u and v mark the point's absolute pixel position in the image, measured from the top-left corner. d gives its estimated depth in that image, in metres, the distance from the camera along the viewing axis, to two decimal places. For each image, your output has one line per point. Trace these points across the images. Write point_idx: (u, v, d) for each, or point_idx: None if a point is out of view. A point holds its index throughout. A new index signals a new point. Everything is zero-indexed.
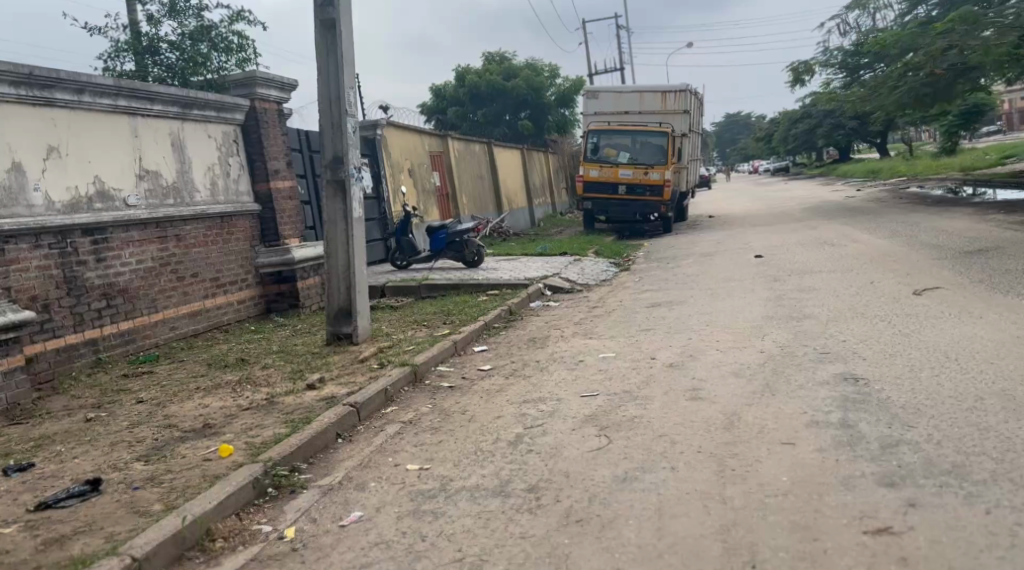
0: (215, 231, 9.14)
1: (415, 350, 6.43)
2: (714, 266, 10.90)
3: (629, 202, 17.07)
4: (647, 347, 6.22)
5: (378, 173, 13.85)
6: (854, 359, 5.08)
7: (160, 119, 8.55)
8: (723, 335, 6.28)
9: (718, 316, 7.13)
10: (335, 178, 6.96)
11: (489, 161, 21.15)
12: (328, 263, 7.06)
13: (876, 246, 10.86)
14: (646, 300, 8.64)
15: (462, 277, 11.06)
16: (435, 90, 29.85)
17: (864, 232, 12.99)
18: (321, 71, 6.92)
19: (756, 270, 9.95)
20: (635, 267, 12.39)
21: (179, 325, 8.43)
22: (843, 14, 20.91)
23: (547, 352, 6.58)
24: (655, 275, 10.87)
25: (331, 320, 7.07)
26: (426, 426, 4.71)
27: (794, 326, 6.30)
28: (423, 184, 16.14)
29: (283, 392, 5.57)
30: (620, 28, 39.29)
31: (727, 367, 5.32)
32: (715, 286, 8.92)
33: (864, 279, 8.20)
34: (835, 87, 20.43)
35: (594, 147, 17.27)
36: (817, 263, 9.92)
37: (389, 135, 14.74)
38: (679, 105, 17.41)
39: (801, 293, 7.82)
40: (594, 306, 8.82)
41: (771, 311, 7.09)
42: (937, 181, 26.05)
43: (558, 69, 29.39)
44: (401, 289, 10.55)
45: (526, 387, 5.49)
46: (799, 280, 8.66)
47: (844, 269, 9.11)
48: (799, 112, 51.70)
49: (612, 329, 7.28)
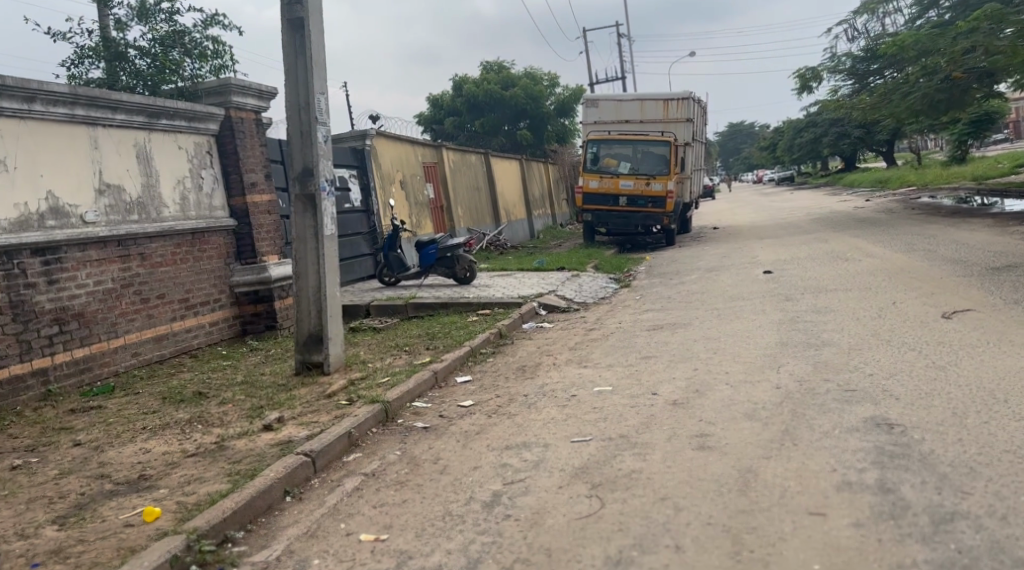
0: (185, 249, 8.53)
1: (389, 382, 5.78)
2: (719, 283, 10.26)
3: (630, 214, 16.46)
4: (648, 380, 5.58)
5: (366, 185, 13.26)
6: (885, 400, 4.44)
7: (124, 129, 7.94)
8: (733, 365, 5.64)
9: (725, 342, 6.49)
10: (305, 191, 6.34)
11: (486, 171, 20.59)
12: (297, 285, 6.41)
13: (892, 262, 10.23)
14: (646, 322, 8.00)
15: (452, 296, 10.44)
16: (433, 100, 29.37)
17: (877, 245, 12.38)
18: (290, 75, 6.32)
19: (765, 287, 9.32)
20: (637, 283, 11.78)
21: (142, 351, 7.81)
22: (851, 19, 20.31)
23: (536, 383, 5.95)
24: (657, 293, 10.24)
25: (300, 347, 6.42)
26: (391, 480, 4.06)
27: (812, 355, 5.66)
28: (416, 197, 15.58)
29: (235, 435, 4.94)
30: (622, 37, 38.73)
31: (739, 406, 4.68)
32: (723, 306, 8.28)
33: (884, 299, 7.57)
34: (843, 94, 19.84)
35: (594, 157, 16.68)
36: (831, 280, 9.28)
37: (381, 146, 14.18)
38: (681, 114, 16.79)
39: (817, 314, 7.19)
40: (590, 329, 8.18)
41: (784, 336, 6.44)
42: (948, 190, 25.41)
43: (558, 78, 28.87)
44: (387, 309, 9.92)
45: (508, 428, 4.84)
46: (813, 299, 8.02)
47: (860, 288, 8.47)
48: (804, 121, 51.05)
49: (609, 356, 6.64)
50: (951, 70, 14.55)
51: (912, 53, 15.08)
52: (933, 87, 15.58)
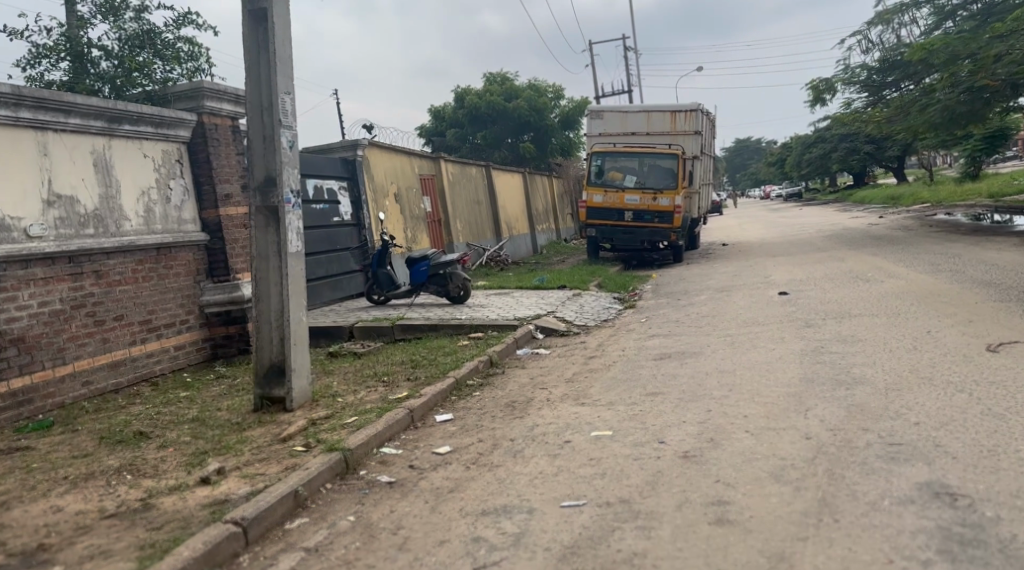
0: (148, 266, 7.82)
1: (355, 423, 5.01)
2: (731, 305, 9.50)
3: (636, 229, 15.69)
4: (654, 424, 4.79)
5: (356, 198, 12.56)
6: (941, 458, 3.66)
7: (79, 135, 7.24)
8: (754, 408, 4.85)
9: (743, 377, 5.70)
10: (267, 204, 5.61)
11: (487, 185, 19.90)
12: (258, 309, 5.67)
13: (918, 284, 9.47)
14: (652, 351, 7.22)
15: (443, 317, 9.70)
16: (434, 112, 28.81)
17: (900, 265, 11.60)
18: (252, 73, 5.62)
19: (782, 311, 8.54)
20: (642, 304, 11.02)
21: (94, 379, 7.09)
22: (865, 30, 19.57)
23: (526, 423, 5.17)
24: (664, 315, 9.46)
25: (259, 379, 5.67)
26: (338, 559, 3.31)
27: (845, 397, 4.87)
28: (412, 211, 14.89)
29: (165, 490, 4.20)
30: (627, 51, 38.05)
31: (763, 461, 3.92)
32: (736, 333, 7.50)
33: (917, 328, 6.80)
34: (858, 107, 19.11)
35: (598, 171, 15.98)
36: (853, 304, 8.51)
37: (374, 157, 13.49)
38: (689, 126, 16.08)
39: (844, 345, 6.41)
40: (590, 357, 7.39)
41: (810, 371, 5.65)
42: (964, 207, 24.64)
43: (562, 90, 28.24)
44: (372, 331, 9.16)
45: (487, 484, 4.07)
46: (836, 327, 7.26)
47: (887, 314, 7.70)
48: (812, 137, 50.28)
49: (609, 391, 5.86)
50: (980, 78, 13.84)
51: (940, 58, 14.39)
52: (953, 98, 14.84)
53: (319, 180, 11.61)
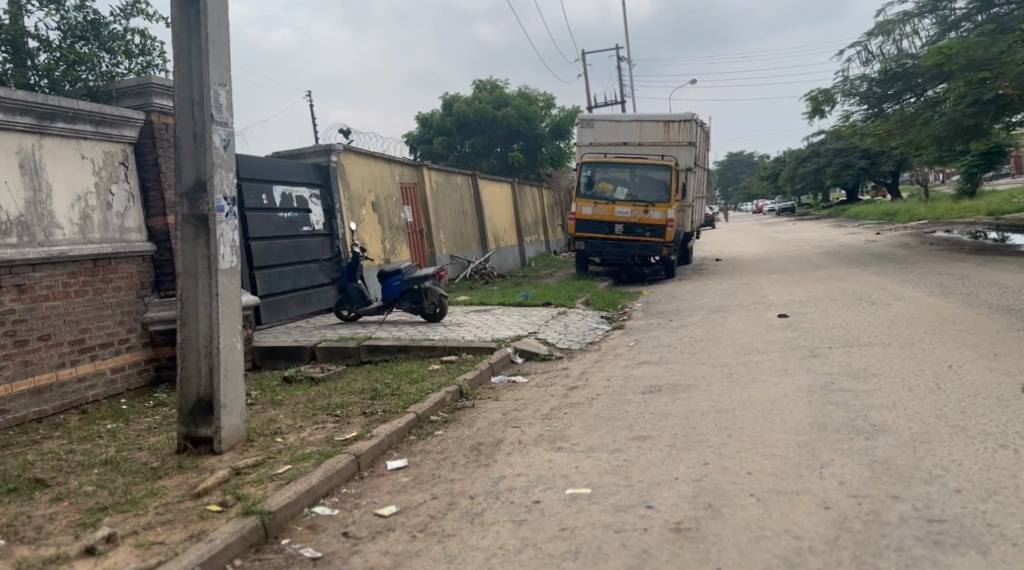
0: (83, 279, 7.04)
1: (288, 475, 4.25)
2: (728, 329, 8.79)
3: (626, 243, 14.98)
4: (641, 481, 4.02)
5: (329, 206, 11.79)
6: (997, 546, 2.97)
7: (4, 132, 6.45)
8: (760, 464, 4.08)
9: (744, 421, 4.93)
10: (196, 211, 4.87)
11: (473, 194, 19.15)
12: (185, 334, 4.92)
13: (929, 308, 8.79)
14: (641, 382, 6.45)
15: (416, 337, 8.93)
16: (422, 119, 28.08)
17: (905, 286, 10.94)
18: (182, 60, 4.90)
19: (783, 337, 7.80)
20: (632, 324, 10.29)
21: (13, 407, 6.29)
22: (866, 41, 18.92)
23: (490, 475, 4.39)
24: (655, 338, 8.70)
25: (184, 416, 4.92)
26: None
27: (866, 451, 4.14)
28: (391, 221, 14.12)
29: (38, 563, 3.41)
30: (622, 61, 37.34)
31: (775, 542, 3.17)
32: (734, 363, 6.75)
33: (936, 362, 6.08)
34: (857, 120, 18.51)
35: (588, 182, 15.28)
36: (861, 330, 7.80)
37: (350, 164, 12.73)
38: (683, 136, 15.38)
39: (858, 381, 5.67)
40: (571, 387, 6.61)
41: (822, 416, 4.89)
42: (964, 225, 24.03)
43: (554, 99, 27.59)
44: (335, 353, 8.38)
45: (433, 562, 3.31)
46: (846, 359, 6.53)
47: (901, 343, 6.98)
48: (806, 151, 49.75)
49: (591, 433, 5.08)
50: (996, 87, 13.25)
51: (958, 63, 13.73)
52: (960, 110, 14.38)
53: (288, 186, 10.83)
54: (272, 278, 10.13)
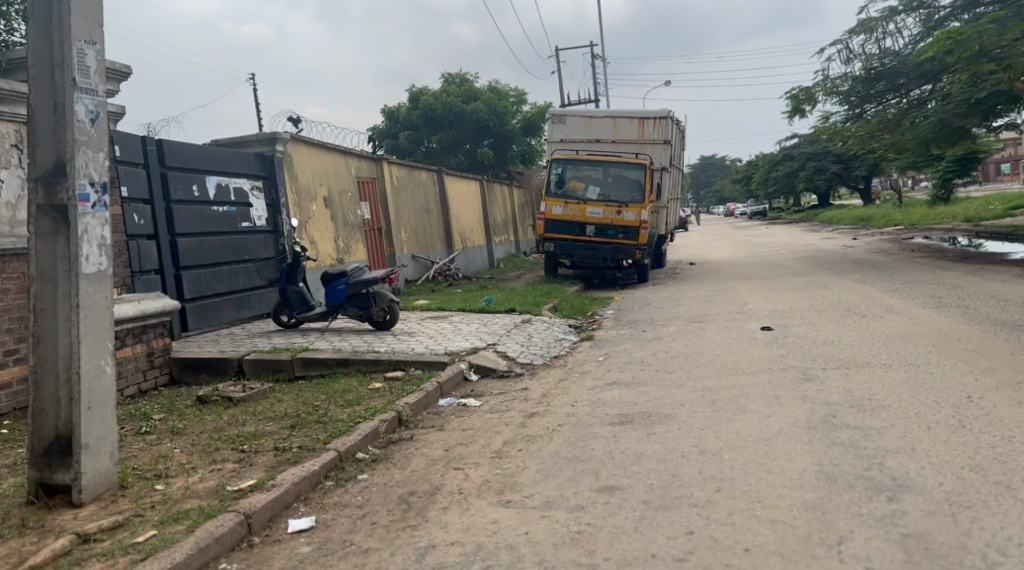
0: None
1: (149, 546, 3.27)
2: (707, 343, 7.93)
3: (598, 245, 14.12)
4: (609, 559, 3.11)
5: (273, 200, 10.76)
6: None
7: None
8: (759, 536, 3.21)
9: (736, 469, 4.03)
10: (54, 200, 3.87)
11: (438, 191, 18.15)
12: (36, 353, 3.90)
13: (926, 323, 8.00)
14: (610, 409, 5.51)
15: (360, 348, 7.94)
16: (387, 112, 27.02)
17: (895, 296, 10.17)
18: (38, 9, 3.87)
19: (769, 355, 6.93)
20: (602, 335, 9.38)
21: None
22: (847, 39, 18.20)
23: (417, 543, 3.45)
24: (627, 353, 7.80)
25: (35, 458, 3.92)
26: None
27: (894, 521, 3.27)
28: (345, 217, 13.09)
29: None
30: (595, 60, 36.46)
31: None
32: (717, 388, 5.84)
33: (950, 391, 5.25)
34: (837, 120, 17.81)
35: (559, 179, 14.36)
36: (856, 348, 6.95)
37: (298, 154, 11.68)
38: (658, 134, 14.54)
39: (864, 416, 4.79)
40: (529, 414, 5.65)
41: (829, 464, 4.01)
42: (941, 232, 23.46)
43: (525, 95, 26.75)
44: (265, 367, 7.38)
45: None
46: (845, 385, 5.67)
47: (905, 366, 6.15)
48: (779, 155, 49.26)
49: (548, 480, 4.13)
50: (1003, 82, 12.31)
51: (969, 51, 12.27)
52: (950, 110, 13.82)
53: (223, 177, 9.78)
54: (201, 279, 9.07)
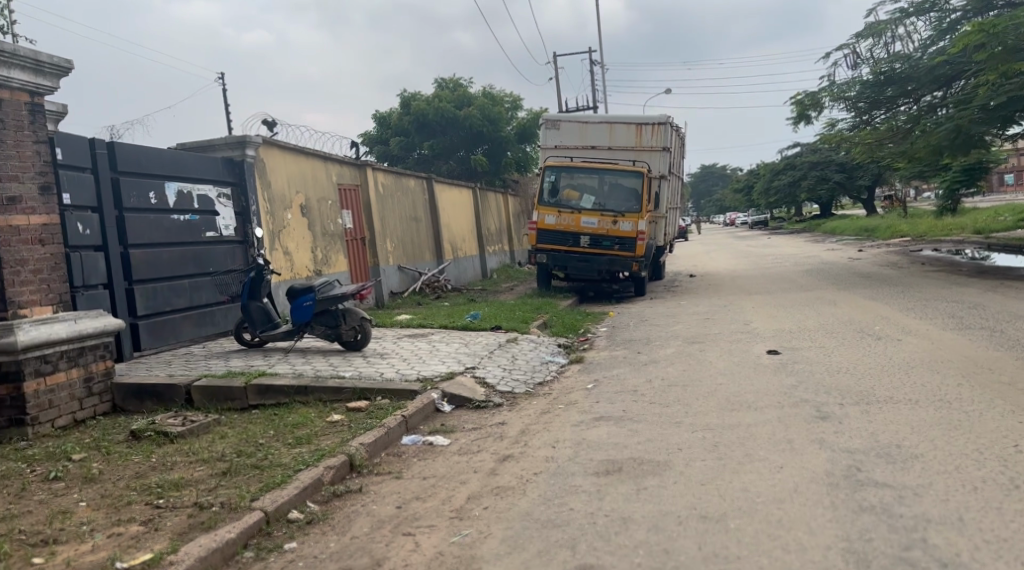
0: None
1: None
2: (708, 368, 7.18)
3: (593, 257, 13.37)
4: None
5: (243, 208, 10.02)
6: None
7: None
8: None
9: (745, 546, 3.28)
10: None
11: (427, 198, 17.43)
12: None
13: (950, 348, 7.25)
14: (595, 454, 4.75)
15: (324, 371, 7.18)
16: (379, 118, 26.41)
17: (910, 316, 9.41)
18: None
19: (778, 386, 6.19)
20: (593, 356, 8.64)
21: None
22: (855, 44, 17.53)
23: None
24: (619, 380, 7.05)
25: None
26: None
27: None
28: (324, 226, 12.34)
29: None
30: (594, 66, 35.80)
31: None
32: (719, 428, 5.09)
33: (991, 437, 4.50)
34: (844, 128, 17.14)
35: (552, 188, 13.65)
36: (875, 379, 6.20)
37: (272, 159, 10.96)
38: (656, 141, 13.83)
39: (895, 472, 4.05)
40: (502, 458, 4.89)
41: (859, 541, 3.26)
42: (950, 243, 22.70)
43: (521, 101, 26.12)
44: (216, 394, 6.62)
45: None
46: (867, 426, 4.92)
47: (934, 402, 5.40)
48: (781, 164, 48.54)
49: (515, 554, 3.39)
50: None
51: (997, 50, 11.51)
52: (967, 117, 13.13)
53: (185, 183, 9.03)
54: (157, 294, 8.33)
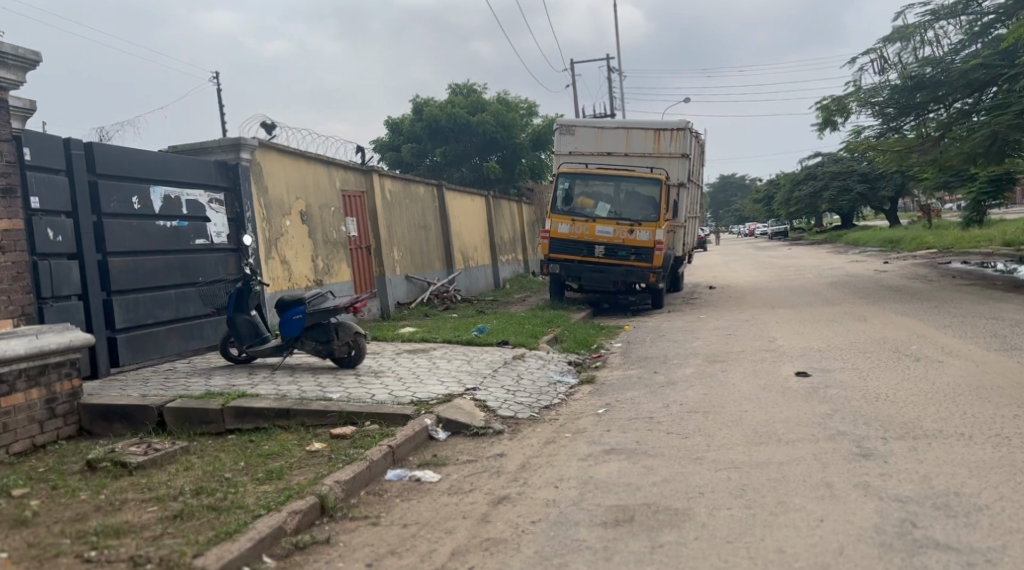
0: None
1: None
2: (732, 392, 6.52)
3: (608, 267, 12.72)
4: None
5: (237, 214, 9.48)
6: None
7: None
8: None
9: None
10: None
11: (438, 206, 16.86)
12: None
13: (1000, 372, 6.53)
14: (602, 498, 4.11)
15: (312, 392, 6.58)
16: (391, 125, 25.97)
17: (950, 335, 8.67)
18: None
19: (811, 415, 5.52)
20: (606, 376, 7.99)
21: None
22: (881, 48, 16.80)
23: None
24: (634, 404, 6.40)
25: None
26: None
27: None
28: (326, 234, 11.79)
29: None
30: (610, 73, 35.19)
31: None
32: (746, 467, 4.44)
33: None
34: (871, 135, 16.40)
35: (565, 195, 13.03)
36: (921, 408, 5.51)
37: (270, 163, 10.42)
38: (676, 147, 13.18)
39: (961, 531, 3.38)
40: (497, 499, 4.27)
41: None
42: (981, 256, 21.80)
43: (536, 107, 25.55)
44: (191, 417, 6.05)
45: None
46: (919, 468, 4.25)
47: (994, 439, 4.71)
48: (801, 174, 47.60)
49: None
50: None
51: None
52: (1005, 121, 12.37)
53: (173, 187, 8.50)
54: (138, 305, 7.80)
